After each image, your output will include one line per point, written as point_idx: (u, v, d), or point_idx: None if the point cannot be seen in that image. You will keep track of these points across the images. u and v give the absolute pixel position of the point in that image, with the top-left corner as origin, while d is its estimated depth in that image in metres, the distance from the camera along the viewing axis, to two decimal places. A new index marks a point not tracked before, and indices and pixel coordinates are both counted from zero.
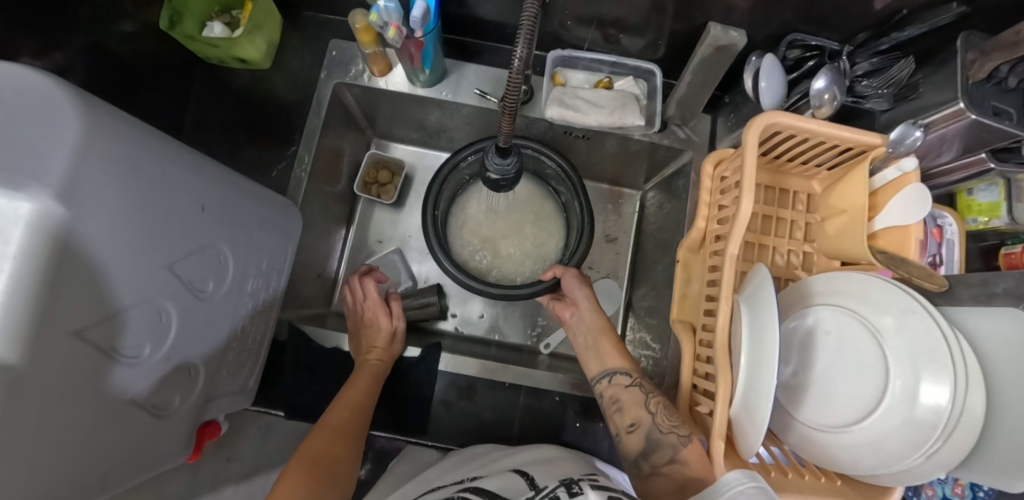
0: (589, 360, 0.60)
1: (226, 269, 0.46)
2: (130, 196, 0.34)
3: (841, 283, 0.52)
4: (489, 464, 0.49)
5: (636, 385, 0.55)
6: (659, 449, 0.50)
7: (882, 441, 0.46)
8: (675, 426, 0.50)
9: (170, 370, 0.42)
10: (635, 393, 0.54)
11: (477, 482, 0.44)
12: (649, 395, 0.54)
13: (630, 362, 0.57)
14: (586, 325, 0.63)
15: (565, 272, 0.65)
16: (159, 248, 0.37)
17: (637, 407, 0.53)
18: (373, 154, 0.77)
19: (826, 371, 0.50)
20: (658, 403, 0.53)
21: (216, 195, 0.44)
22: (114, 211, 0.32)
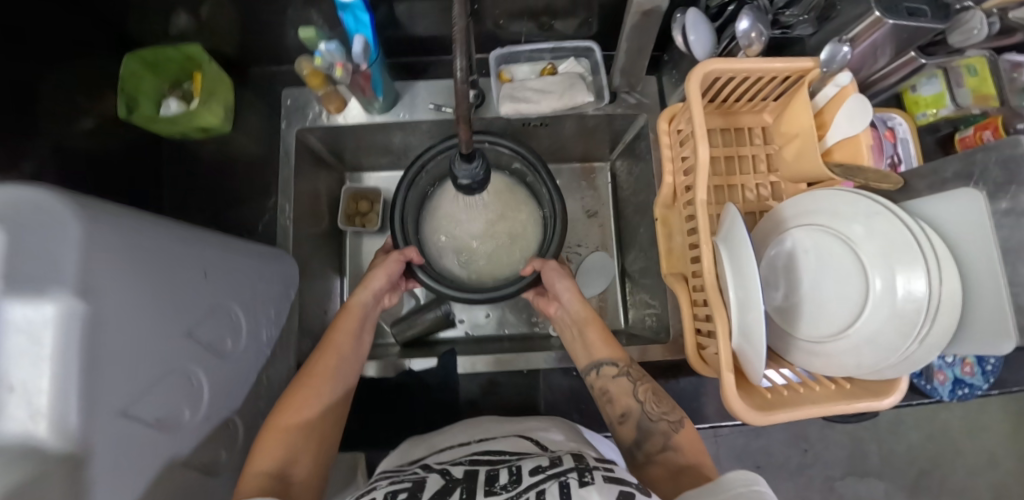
0: (577, 352, 0.62)
1: (240, 325, 0.49)
2: (140, 279, 0.36)
3: (809, 203, 0.55)
4: (497, 428, 0.60)
5: (623, 373, 0.56)
6: (651, 436, 0.52)
7: (877, 337, 0.49)
8: (664, 413, 0.53)
9: (207, 428, 0.45)
10: (624, 382, 0.56)
11: (485, 445, 0.54)
12: (637, 383, 0.55)
13: (617, 351, 0.58)
14: (570, 316, 0.64)
15: (545, 263, 0.64)
16: (177, 319, 0.40)
17: (626, 396, 0.55)
18: (349, 187, 0.79)
19: (813, 288, 0.53)
20: (647, 392, 0.55)
21: (215, 259, 0.46)
22: (129, 295, 0.35)
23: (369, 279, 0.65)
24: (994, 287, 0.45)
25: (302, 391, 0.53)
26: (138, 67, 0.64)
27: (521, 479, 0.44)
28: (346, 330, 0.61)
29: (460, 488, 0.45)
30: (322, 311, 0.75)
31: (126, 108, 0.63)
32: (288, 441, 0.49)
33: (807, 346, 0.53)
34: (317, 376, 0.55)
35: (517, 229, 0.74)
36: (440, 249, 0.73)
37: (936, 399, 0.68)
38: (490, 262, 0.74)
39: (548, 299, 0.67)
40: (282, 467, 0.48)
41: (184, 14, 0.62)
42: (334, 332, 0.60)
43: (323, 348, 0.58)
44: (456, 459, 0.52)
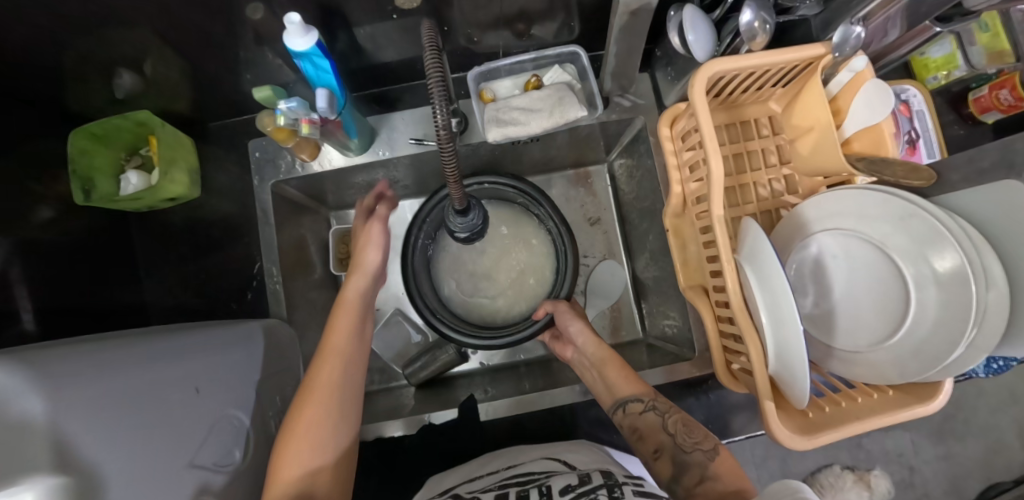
0: (600, 392, 0.59)
1: (245, 431, 0.46)
2: (124, 425, 0.33)
3: (832, 204, 0.51)
4: (520, 453, 0.58)
5: (650, 409, 0.55)
6: (688, 470, 0.49)
7: (923, 345, 0.46)
8: (697, 443, 0.51)
9: None
10: (652, 418, 0.55)
11: (516, 470, 0.53)
12: (666, 416, 0.54)
13: (640, 386, 0.57)
14: (588, 358, 0.62)
15: (557, 304, 0.66)
16: (177, 453, 0.37)
17: (657, 433, 0.54)
18: (337, 230, 0.74)
19: (847, 295, 0.51)
20: (677, 423, 0.53)
21: (207, 371, 0.43)
22: (118, 448, 0.32)
23: (359, 264, 0.59)
24: None
25: (305, 414, 0.48)
26: (85, 142, 0.58)
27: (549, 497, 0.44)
28: (345, 326, 0.55)
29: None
30: None
31: (82, 191, 0.57)
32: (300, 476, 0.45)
33: (846, 356, 0.50)
34: (316, 390, 0.49)
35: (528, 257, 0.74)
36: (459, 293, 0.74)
37: (972, 376, 0.66)
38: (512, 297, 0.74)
39: (563, 343, 0.67)
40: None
41: (123, 78, 0.56)
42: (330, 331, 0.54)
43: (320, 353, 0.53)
44: (487, 486, 0.51)
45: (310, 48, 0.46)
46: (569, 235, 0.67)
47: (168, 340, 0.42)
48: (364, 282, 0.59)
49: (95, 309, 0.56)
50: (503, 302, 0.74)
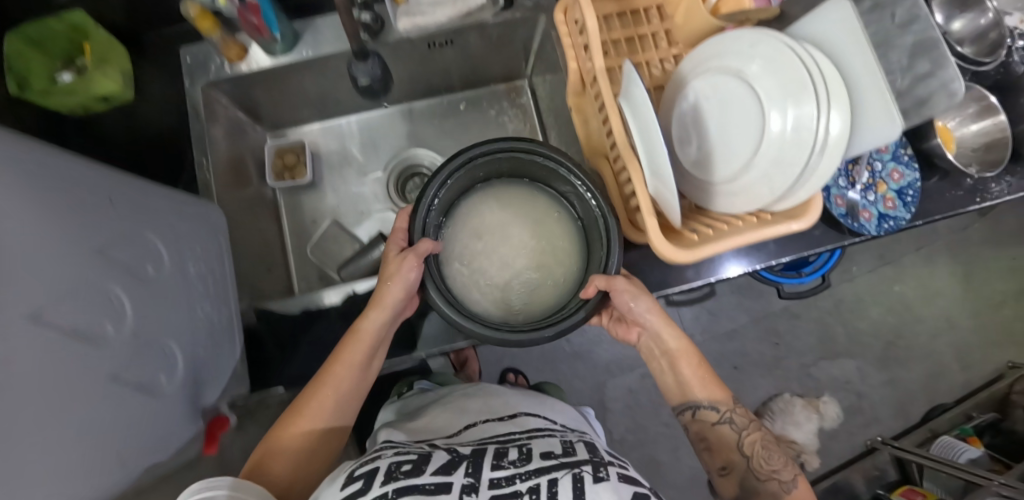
0: (671, 391, 0.68)
1: (163, 255, 0.47)
2: (35, 189, 0.34)
3: (704, 54, 0.57)
4: (488, 411, 0.67)
5: (725, 422, 0.65)
6: (757, 492, 0.62)
7: (779, 157, 0.51)
8: (774, 471, 0.62)
9: (141, 351, 0.42)
10: (726, 430, 0.65)
11: (491, 432, 0.60)
12: (743, 433, 0.64)
13: (718, 397, 0.65)
14: (659, 346, 0.68)
15: (612, 281, 0.58)
16: (88, 241, 0.39)
17: (730, 450, 0.64)
18: (273, 144, 0.79)
19: (721, 133, 0.56)
20: (753, 444, 0.64)
21: (120, 186, 0.44)
22: (31, 205, 0.34)
23: (380, 299, 0.58)
24: (869, 80, 0.47)
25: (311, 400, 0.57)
26: (19, 43, 0.61)
27: (529, 459, 0.50)
28: (351, 360, 0.58)
29: (468, 461, 0.49)
30: (264, 268, 0.73)
31: (19, 86, 0.60)
32: (290, 454, 0.55)
33: (726, 189, 0.56)
34: (320, 394, 0.57)
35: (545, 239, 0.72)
36: (475, 288, 0.70)
37: (868, 238, 0.72)
38: (530, 284, 0.71)
39: (628, 325, 0.70)
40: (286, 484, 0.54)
41: None
42: (337, 363, 0.57)
43: (321, 377, 0.57)
44: (464, 442, 0.57)
45: None
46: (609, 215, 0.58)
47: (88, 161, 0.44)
48: (381, 317, 0.60)
49: None
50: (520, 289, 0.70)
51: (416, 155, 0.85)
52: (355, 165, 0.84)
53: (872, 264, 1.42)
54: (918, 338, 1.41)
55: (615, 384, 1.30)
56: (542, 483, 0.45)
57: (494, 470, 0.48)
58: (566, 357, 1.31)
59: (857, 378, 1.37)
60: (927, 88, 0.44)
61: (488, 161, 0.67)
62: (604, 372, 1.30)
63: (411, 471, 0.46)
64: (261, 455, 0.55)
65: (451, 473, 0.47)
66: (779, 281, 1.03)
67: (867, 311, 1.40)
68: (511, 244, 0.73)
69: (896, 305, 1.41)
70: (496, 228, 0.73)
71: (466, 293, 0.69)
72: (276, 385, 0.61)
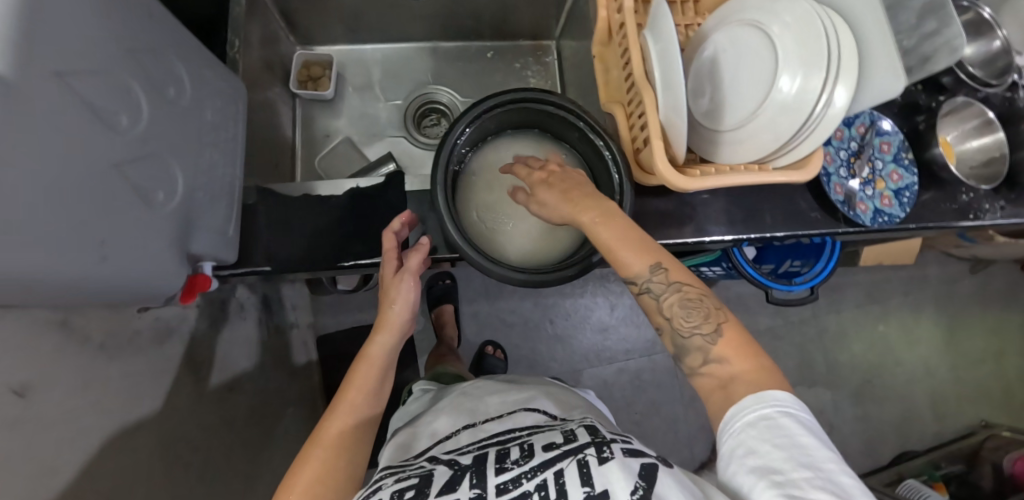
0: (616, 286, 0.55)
1: (182, 82, 0.48)
2: None
3: (725, 10, 0.60)
4: (488, 407, 0.65)
5: (645, 293, 0.50)
6: (688, 353, 0.48)
7: (789, 103, 0.53)
8: (695, 327, 0.48)
9: (146, 157, 0.43)
10: (649, 299, 0.50)
11: (494, 431, 0.58)
12: (664, 296, 0.49)
13: (640, 260, 0.50)
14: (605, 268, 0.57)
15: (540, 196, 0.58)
16: (121, 41, 0.40)
17: (657, 315, 0.50)
18: (301, 54, 0.81)
19: (733, 84, 0.58)
20: (673, 304, 0.49)
21: (158, 9, 0.46)
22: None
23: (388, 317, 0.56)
24: (880, 37, 0.50)
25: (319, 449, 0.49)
26: None
27: (532, 455, 0.49)
28: (362, 386, 0.53)
29: (471, 472, 0.48)
30: (271, 164, 0.73)
31: None
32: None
33: (732, 137, 0.58)
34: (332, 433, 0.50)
35: None
36: (491, 227, 0.67)
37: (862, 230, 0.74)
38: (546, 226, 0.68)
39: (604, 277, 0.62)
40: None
41: None
42: (347, 393, 0.53)
43: (331, 414, 0.52)
44: (466, 447, 0.55)
45: None
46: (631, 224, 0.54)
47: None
48: (390, 340, 0.56)
49: None
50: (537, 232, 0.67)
51: (436, 91, 0.87)
52: (377, 90, 0.86)
53: (859, 300, 1.44)
54: (895, 381, 1.42)
55: (591, 373, 1.29)
56: (549, 478, 0.44)
57: (499, 474, 0.47)
58: (546, 338, 1.30)
59: (830, 409, 1.37)
60: (932, 45, 0.48)
61: (507, 107, 0.64)
62: (582, 359, 1.30)
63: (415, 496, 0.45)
64: None
65: (456, 488, 0.46)
66: (768, 285, 1.04)
67: (848, 345, 1.41)
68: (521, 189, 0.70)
69: (877, 343, 1.42)
70: (505, 177, 0.69)
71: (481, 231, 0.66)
72: (263, 263, 0.60)
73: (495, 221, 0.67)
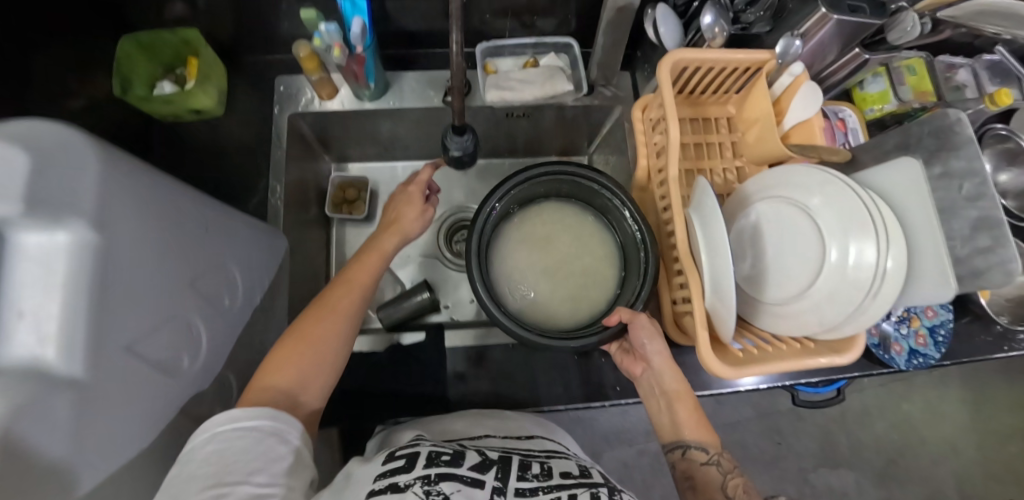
0: (663, 423, 0.60)
1: (236, 284, 0.51)
2: (149, 223, 0.38)
3: (769, 179, 0.60)
4: (510, 419, 0.61)
5: (712, 462, 0.56)
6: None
7: (835, 293, 0.53)
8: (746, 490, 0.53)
9: (197, 379, 0.45)
10: (711, 471, 0.55)
11: (520, 442, 0.55)
12: (728, 475, 0.55)
13: (708, 437, 0.57)
14: (659, 385, 0.60)
15: (635, 316, 0.58)
16: (184, 273, 0.43)
17: (713, 488, 0.54)
18: (336, 177, 0.81)
19: (776, 257, 0.58)
20: (737, 487, 0.54)
21: (215, 218, 0.48)
22: (143, 238, 0.37)
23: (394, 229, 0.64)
24: (931, 243, 0.50)
25: (312, 321, 0.53)
26: (132, 50, 0.64)
27: (552, 475, 0.48)
28: (356, 285, 0.58)
29: (497, 465, 0.47)
30: (308, 296, 0.74)
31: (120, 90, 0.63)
32: (298, 365, 0.50)
33: (772, 310, 0.58)
34: (330, 304, 0.55)
35: (592, 260, 0.74)
36: (518, 295, 0.72)
37: (897, 369, 0.74)
38: (574, 300, 0.72)
39: (634, 359, 0.63)
40: (291, 389, 0.49)
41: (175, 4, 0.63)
42: (345, 280, 0.58)
43: (329, 293, 0.56)
44: (491, 446, 0.53)
45: None
46: (650, 228, 0.61)
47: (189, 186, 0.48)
48: (398, 239, 0.64)
49: None
50: (564, 306, 0.71)
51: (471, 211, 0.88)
52: None
53: (883, 380, 1.42)
54: (919, 462, 1.39)
55: (612, 455, 1.28)
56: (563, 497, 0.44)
57: (520, 480, 0.46)
58: (567, 423, 1.28)
59: (854, 492, 1.35)
60: (986, 261, 0.47)
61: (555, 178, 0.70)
62: (603, 441, 1.29)
63: (450, 462, 0.44)
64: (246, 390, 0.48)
65: (484, 474, 0.45)
66: (795, 387, 1.03)
67: (871, 424, 1.39)
68: (557, 256, 0.75)
69: (901, 423, 1.41)
70: (540, 239, 0.74)
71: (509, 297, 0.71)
72: None
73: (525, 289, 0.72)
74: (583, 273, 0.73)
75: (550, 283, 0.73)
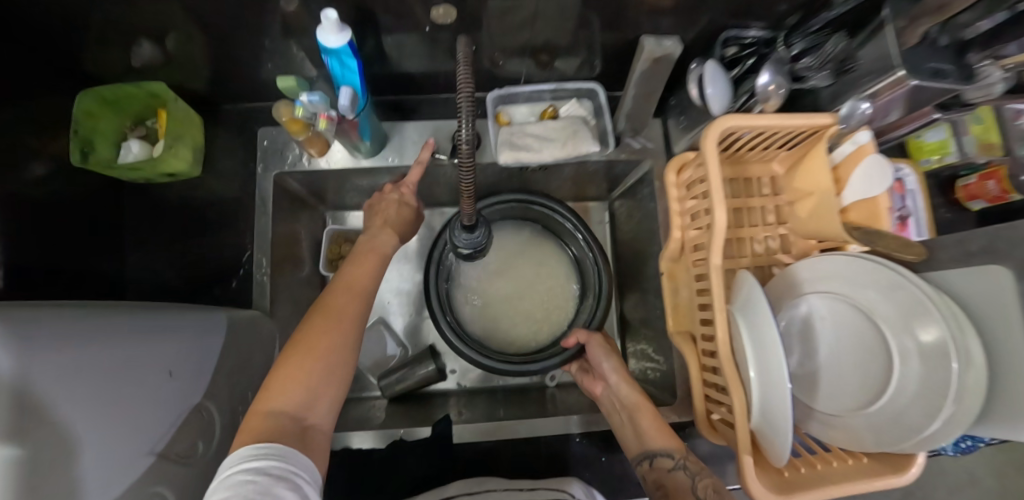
0: (627, 438, 0.56)
1: (209, 422, 0.46)
2: (83, 395, 0.32)
3: (823, 267, 0.53)
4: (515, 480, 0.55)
5: (680, 467, 0.49)
6: None
7: (901, 413, 0.46)
8: None
9: None
10: (680, 476, 0.48)
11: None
12: (697, 478, 0.48)
13: (673, 442, 0.52)
14: (620, 400, 0.59)
15: (591, 336, 0.64)
16: (138, 437, 0.37)
17: (682, 492, 0.47)
18: (333, 231, 0.74)
19: (832, 359, 0.52)
20: (707, 487, 0.47)
21: (183, 359, 0.43)
22: (83, 420, 0.32)
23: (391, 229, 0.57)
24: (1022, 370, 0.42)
25: (316, 327, 0.44)
26: (93, 105, 0.55)
27: None
28: (363, 275, 0.51)
29: None
30: None
31: (81, 154, 0.55)
32: (305, 381, 0.41)
33: (823, 418, 0.51)
34: (336, 303, 0.47)
35: (551, 284, 0.77)
36: (475, 318, 0.75)
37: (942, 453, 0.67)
38: (534, 323, 0.75)
39: (594, 379, 0.64)
40: (299, 409, 0.40)
41: (143, 47, 0.53)
42: (349, 278, 0.50)
43: (333, 293, 0.48)
44: None
45: (341, 47, 0.45)
46: (608, 261, 0.69)
47: (147, 314, 0.42)
48: (395, 239, 0.57)
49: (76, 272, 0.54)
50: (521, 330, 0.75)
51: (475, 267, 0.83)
52: (413, 262, 0.81)
53: None
54: None
55: None
56: None
57: None
58: None
59: None
60: None
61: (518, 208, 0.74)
62: None
63: None
64: (246, 418, 0.38)
65: None
66: None
67: None
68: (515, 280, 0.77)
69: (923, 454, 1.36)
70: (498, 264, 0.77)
71: (469, 323, 0.74)
72: None
73: (482, 314, 0.75)
74: (542, 297, 0.76)
75: (507, 307, 0.76)
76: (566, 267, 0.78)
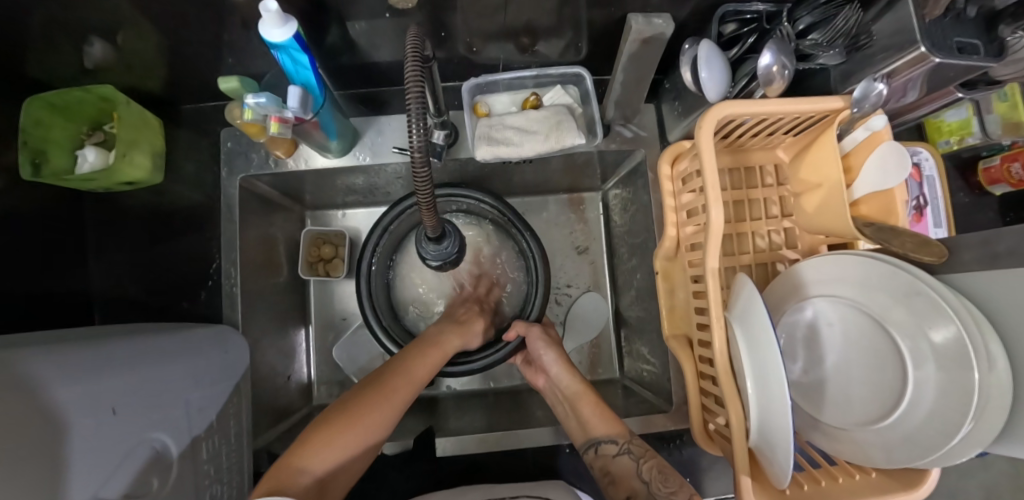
0: (574, 429, 0.56)
1: (169, 461, 0.43)
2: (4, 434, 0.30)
3: (828, 269, 0.49)
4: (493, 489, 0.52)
5: (624, 452, 0.51)
6: None
7: (915, 431, 0.42)
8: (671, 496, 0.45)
9: None
10: (625, 462, 0.50)
11: None
12: (641, 461, 0.49)
13: (615, 428, 0.53)
14: (562, 391, 0.61)
15: (529, 329, 0.64)
16: (72, 481, 0.34)
17: (629, 478, 0.48)
18: (310, 233, 0.71)
19: (840, 367, 0.48)
20: (652, 470, 0.48)
21: (129, 396, 0.41)
22: (12, 459, 0.30)
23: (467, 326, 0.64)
24: None
25: (364, 402, 0.49)
26: (42, 114, 0.52)
27: None
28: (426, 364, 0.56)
29: None
30: (285, 377, 0.67)
31: (31, 165, 0.52)
32: (331, 455, 0.44)
33: (827, 430, 0.48)
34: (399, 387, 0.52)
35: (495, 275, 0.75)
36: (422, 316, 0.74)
37: None
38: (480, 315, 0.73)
39: (537, 371, 0.66)
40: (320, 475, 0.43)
41: (93, 47, 0.48)
42: (413, 363, 0.55)
43: (395, 369, 0.54)
44: None
45: (287, 40, 0.41)
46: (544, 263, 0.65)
47: (75, 354, 0.40)
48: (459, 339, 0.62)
49: (40, 292, 0.52)
50: None
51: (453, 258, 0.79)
52: None
53: None
54: None
55: None
56: None
57: None
58: None
59: None
60: None
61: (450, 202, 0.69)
62: None
63: None
64: (275, 465, 0.42)
65: None
66: None
67: None
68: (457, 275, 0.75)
69: None
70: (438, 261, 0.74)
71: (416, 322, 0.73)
72: None
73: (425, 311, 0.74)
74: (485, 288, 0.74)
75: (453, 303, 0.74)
76: (508, 254, 0.75)
